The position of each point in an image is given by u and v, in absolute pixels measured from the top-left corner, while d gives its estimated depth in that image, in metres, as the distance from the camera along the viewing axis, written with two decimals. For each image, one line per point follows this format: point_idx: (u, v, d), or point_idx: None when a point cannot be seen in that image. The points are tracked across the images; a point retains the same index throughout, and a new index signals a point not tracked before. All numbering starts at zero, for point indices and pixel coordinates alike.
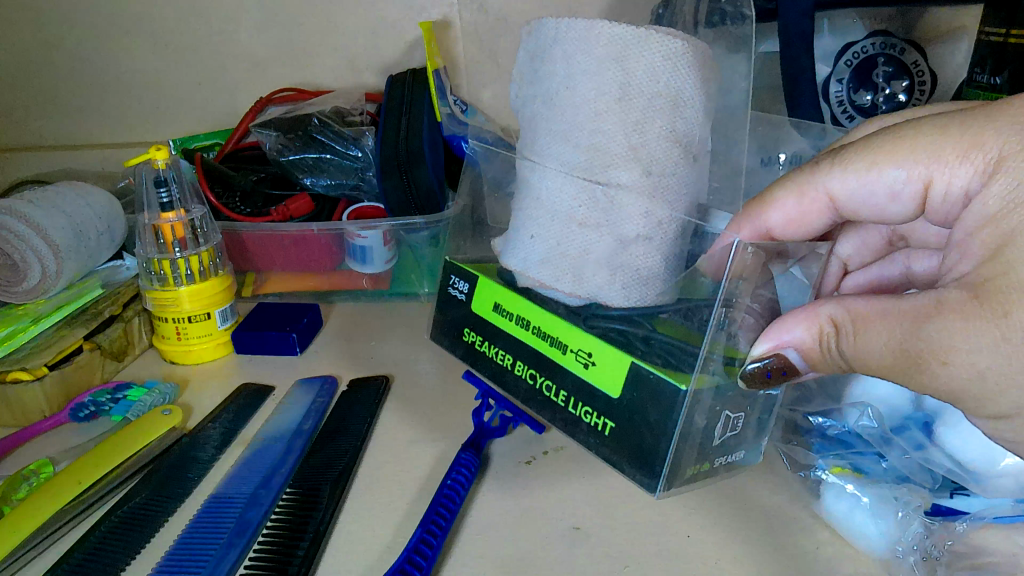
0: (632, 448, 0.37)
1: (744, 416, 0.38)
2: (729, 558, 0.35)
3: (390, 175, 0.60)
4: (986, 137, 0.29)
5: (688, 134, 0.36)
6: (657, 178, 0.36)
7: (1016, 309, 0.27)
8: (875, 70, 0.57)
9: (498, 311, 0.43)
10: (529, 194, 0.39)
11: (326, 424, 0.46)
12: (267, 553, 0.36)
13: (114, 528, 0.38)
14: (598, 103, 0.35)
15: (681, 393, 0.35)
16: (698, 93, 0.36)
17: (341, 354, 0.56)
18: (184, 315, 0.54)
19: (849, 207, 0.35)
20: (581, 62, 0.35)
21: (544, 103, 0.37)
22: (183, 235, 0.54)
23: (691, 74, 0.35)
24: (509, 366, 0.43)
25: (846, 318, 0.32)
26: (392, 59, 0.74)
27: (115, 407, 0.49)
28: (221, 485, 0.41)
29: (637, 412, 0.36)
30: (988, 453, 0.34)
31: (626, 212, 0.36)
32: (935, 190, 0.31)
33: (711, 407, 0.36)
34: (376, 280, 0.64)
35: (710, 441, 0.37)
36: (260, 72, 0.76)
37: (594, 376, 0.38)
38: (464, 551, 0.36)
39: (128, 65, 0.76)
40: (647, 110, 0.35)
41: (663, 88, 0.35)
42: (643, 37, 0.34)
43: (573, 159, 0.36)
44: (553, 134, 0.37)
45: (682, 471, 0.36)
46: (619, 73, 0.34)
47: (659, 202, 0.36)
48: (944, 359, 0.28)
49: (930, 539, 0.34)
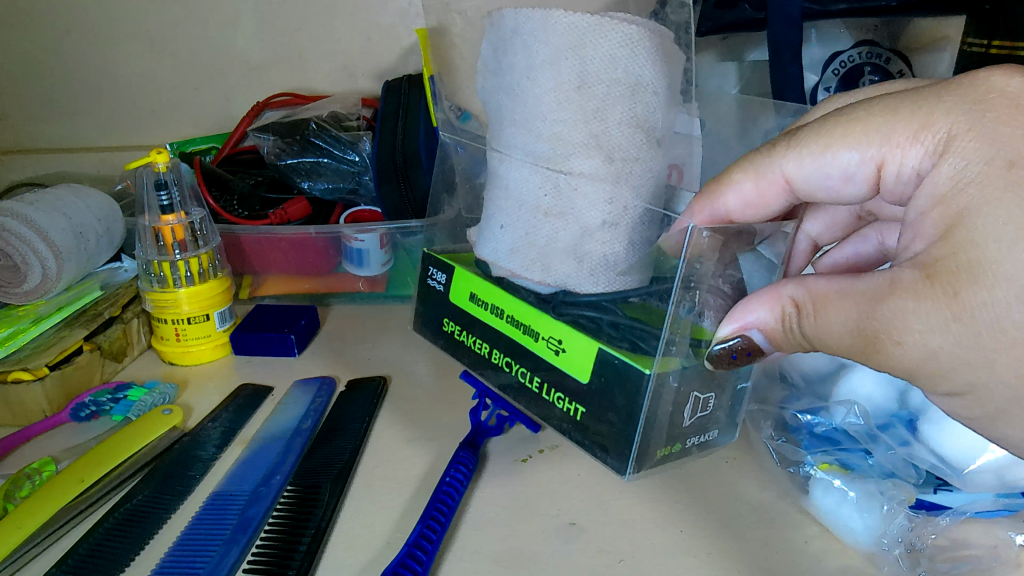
0: (604, 431, 0.38)
1: (715, 397, 0.39)
2: (719, 552, 0.36)
3: (388, 180, 0.62)
4: (936, 118, 0.29)
5: (650, 121, 0.37)
6: (620, 165, 0.37)
7: (965, 290, 0.27)
8: (861, 79, 0.59)
9: (474, 300, 0.45)
10: (500, 185, 0.41)
11: (325, 423, 0.47)
12: (269, 550, 0.36)
13: (117, 525, 0.39)
14: (557, 92, 0.36)
15: (647, 375, 0.36)
16: (658, 78, 0.37)
17: (339, 355, 0.57)
18: (183, 316, 0.54)
19: (806, 188, 0.34)
20: (539, 53, 0.36)
21: (508, 94, 0.38)
22: (183, 237, 0.55)
23: (648, 60, 0.36)
24: (487, 355, 0.45)
25: (806, 299, 0.32)
26: (388, 63, 0.76)
27: (115, 406, 0.49)
28: (222, 482, 0.42)
29: (607, 395, 0.38)
30: (969, 449, 0.36)
31: (590, 200, 0.37)
32: (888, 170, 0.31)
33: (680, 392, 0.37)
34: (372, 283, 0.64)
35: (680, 422, 0.38)
36: (256, 77, 0.77)
37: (566, 362, 0.40)
38: (462, 547, 0.37)
39: (125, 70, 0.76)
40: (606, 99, 0.36)
41: (621, 75, 0.35)
42: (597, 26, 0.35)
43: (536, 148, 0.37)
44: (517, 124, 0.38)
45: (651, 453, 0.38)
46: (576, 63, 0.35)
47: (623, 187, 0.37)
48: (898, 339, 0.29)
49: (914, 532, 0.35)
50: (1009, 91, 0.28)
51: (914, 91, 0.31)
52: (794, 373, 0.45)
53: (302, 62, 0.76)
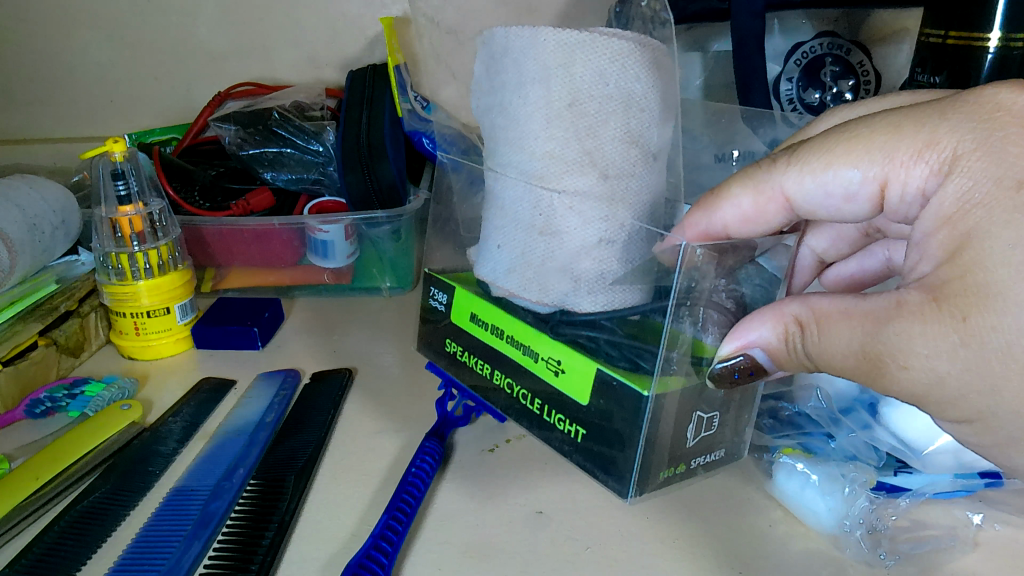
0: (604, 455, 0.38)
1: (721, 415, 0.38)
2: (685, 538, 0.36)
3: (352, 169, 0.60)
4: (941, 136, 0.29)
5: (642, 134, 0.37)
6: (614, 179, 0.37)
7: (973, 314, 0.27)
8: (822, 70, 0.59)
9: (476, 321, 0.44)
10: (495, 204, 0.41)
11: (288, 417, 0.46)
12: (232, 544, 0.36)
13: (74, 522, 0.38)
14: (551, 108, 0.36)
15: (647, 397, 0.36)
16: (649, 91, 0.37)
17: (302, 348, 0.56)
18: (143, 309, 0.53)
19: (806, 206, 0.34)
20: (530, 70, 0.36)
21: (500, 113, 0.38)
22: (142, 229, 0.54)
23: (639, 74, 0.36)
24: (488, 376, 0.44)
25: (809, 317, 0.32)
26: (353, 53, 0.75)
27: (72, 402, 0.48)
28: (183, 476, 0.41)
29: (606, 417, 0.37)
30: (926, 432, 0.36)
31: (585, 215, 0.37)
32: (891, 190, 0.31)
33: (681, 410, 0.37)
34: (338, 275, 0.64)
35: (682, 441, 0.38)
36: (218, 67, 0.75)
37: (565, 383, 0.39)
38: (429, 537, 0.37)
39: (82, 58, 0.74)
40: (599, 114, 0.36)
41: (612, 89, 0.36)
42: (589, 42, 0.35)
43: (527, 162, 0.38)
44: (509, 140, 0.38)
45: (654, 474, 0.37)
46: (567, 79, 0.35)
47: (618, 201, 0.37)
48: (904, 363, 0.29)
49: (876, 514, 0.36)
50: (1016, 109, 0.28)
51: (919, 107, 0.31)
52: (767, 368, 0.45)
53: (264, 51, 0.75)
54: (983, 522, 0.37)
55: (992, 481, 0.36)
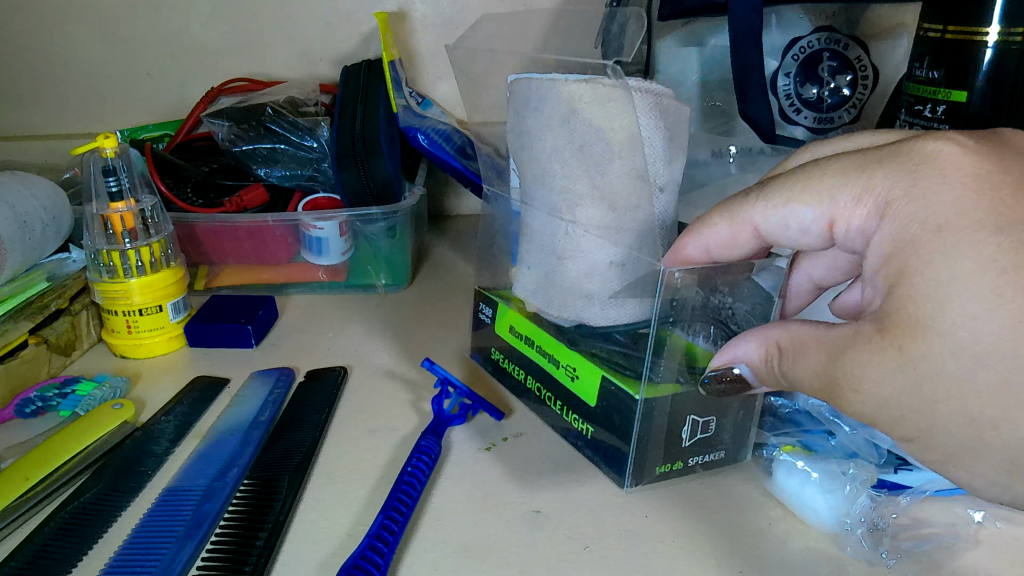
0: (609, 453, 0.40)
1: (718, 419, 0.39)
2: (685, 536, 0.36)
3: (347, 166, 0.60)
4: (875, 182, 0.30)
5: (651, 176, 0.37)
6: (620, 216, 0.38)
7: (908, 343, 0.27)
8: (819, 65, 0.60)
9: (514, 332, 0.46)
10: (525, 229, 0.43)
11: (283, 416, 0.46)
12: (225, 545, 0.35)
13: (65, 524, 0.37)
14: (563, 150, 0.38)
15: (638, 398, 0.37)
16: (658, 134, 0.37)
17: (297, 346, 0.55)
18: (135, 308, 0.53)
19: (772, 237, 0.34)
20: (542, 116, 0.38)
21: (522, 150, 0.40)
22: (133, 226, 0.53)
23: (646, 117, 0.36)
24: (521, 378, 0.46)
25: (785, 342, 0.33)
26: (347, 49, 0.74)
27: (62, 402, 0.47)
28: (176, 477, 0.41)
29: (610, 418, 0.39)
30: None
31: (595, 248, 0.38)
32: (838, 227, 0.31)
33: (675, 409, 0.38)
34: (333, 272, 0.63)
35: (678, 440, 0.39)
36: (211, 62, 0.74)
37: (578, 387, 0.41)
38: (426, 537, 0.36)
39: (73, 54, 0.73)
40: (603, 156, 0.37)
41: (616, 132, 0.36)
42: (595, 86, 0.36)
43: (547, 195, 0.39)
44: (533, 173, 0.40)
45: (650, 468, 0.39)
46: (571, 125, 0.37)
47: (624, 237, 0.38)
48: (856, 387, 0.29)
49: (877, 511, 0.35)
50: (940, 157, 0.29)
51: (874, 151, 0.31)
52: None
53: (258, 47, 0.74)
54: (984, 519, 0.36)
55: None
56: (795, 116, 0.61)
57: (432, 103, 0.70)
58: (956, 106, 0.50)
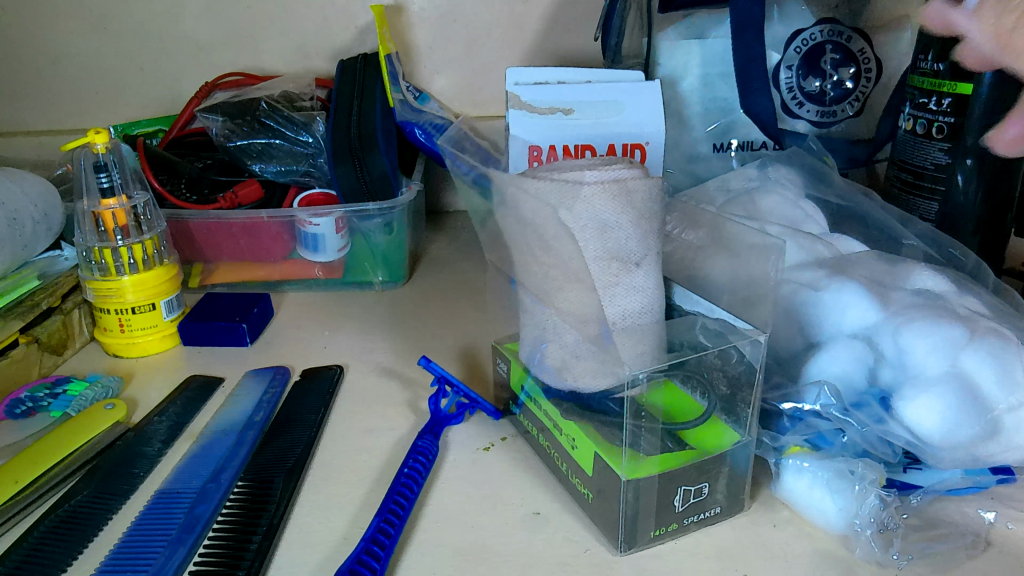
0: (603, 518, 0.35)
1: (710, 484, 0.35)
2: (688, 539, 0.35)
3: (343, 161, 0.58)
4: None
5: (623, 254, 0.35)
6: (598, 306, 0.35)
7: None
8: (823, 57, 0.58)
9: (526, 393, 0.41)
10: (517, 304, 0.40)
11: (278, 416, 0.45)
12: (219, 548, 0.35)
13: (55, 528, 0.37)
14: (538, 245, 0.36)
15: (623, 479, 0.33)
16: (624, 218, 0.34)
17: (292, 344, 0.55)
18: (128, 305, 0.52)
19: None
20: (518, 204, 0.36)
21: (509, 233, 0.38)
22: (126, 223, 0.52)
23: (607, 207, 0.33)
24: (527, 427, 0.42)
25: None
26: (342, 43, 0.73)
27: (54, 403, 0.46)
28: (168, 479, 0.40)
29: (604, 488, 0.35)
30: (944, 426, 0.34)
31: (576, 339, 0.36)
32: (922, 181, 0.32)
33: (663, 481, 0.34)
34: (329, 269, 0.62)
35: (669, 507, 0.35)
36: (205, 57, 0.73)
37: (575, 452, 0.37)
38: (423, 540, 0.35)
39: (64, 49, 0.72)
40: (571, 249, 0.34)
41: (589, 220, 0.34)
42: (554, 185, 0.33)
43: (532, 284, 0.37)
44: (524, 284, 0.38)
45: (643, 532, 0.34)
46: (543, 213, 0.34)
47: (606, 327, 0.35)
48: None
49: (887, 513, 0.34)
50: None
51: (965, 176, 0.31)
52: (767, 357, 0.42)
53: (253, 41, 0.73)
54: (995, 519, 0.35)
55: (1003, 478, 0.36)
56: (798, 110, 0.60)
57: (430, 97, 0.70)
58: (962, 98, 0.49)
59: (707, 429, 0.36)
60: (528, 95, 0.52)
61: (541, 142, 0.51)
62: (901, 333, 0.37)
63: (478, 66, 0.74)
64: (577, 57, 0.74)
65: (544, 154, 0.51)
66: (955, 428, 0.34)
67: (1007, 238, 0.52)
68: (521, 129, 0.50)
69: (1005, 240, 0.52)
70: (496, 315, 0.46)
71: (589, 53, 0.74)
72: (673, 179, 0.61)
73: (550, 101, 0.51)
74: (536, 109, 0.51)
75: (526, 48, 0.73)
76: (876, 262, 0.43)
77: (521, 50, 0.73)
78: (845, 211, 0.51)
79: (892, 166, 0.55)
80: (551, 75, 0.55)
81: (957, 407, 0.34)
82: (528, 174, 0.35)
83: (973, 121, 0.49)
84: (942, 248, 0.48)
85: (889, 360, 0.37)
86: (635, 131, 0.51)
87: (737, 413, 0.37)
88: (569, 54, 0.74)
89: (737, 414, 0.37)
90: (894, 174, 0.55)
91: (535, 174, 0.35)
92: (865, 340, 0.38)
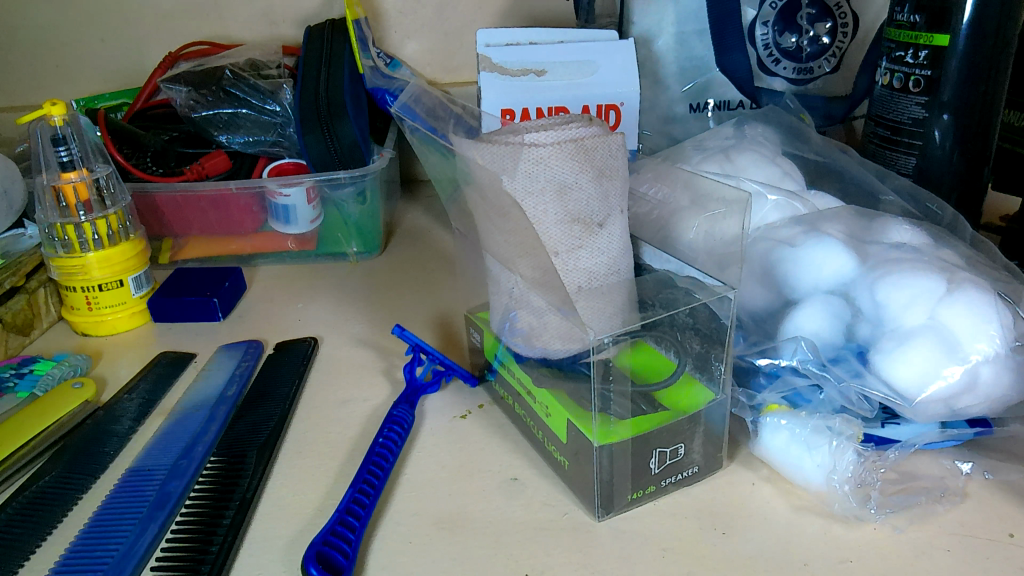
0: (579, 483, 0.35)
1: (684, 445, 0.35)
2: (666, 499, 0.35)
3: (312, 130, 0.57)
4: None
5: (585, 216, 0.34)
6: (563, 269, 0.35)
7: None
8: (799, 12, 0.57)
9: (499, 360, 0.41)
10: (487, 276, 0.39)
11: (250, 390, 0.44)
12: (190, 524, 0.34)
13: (23, 509, 0.36)
14: (499, 211, 0.35)
15: (595, 444, 0.33)
16: (584, 178, 0.33)
17: (263, 318, 0.54)
18: (94, 283, 0.51)
19: None
20: (477, 171, 0.35)
21: (473, 202, 0.37)
22: (87, 197, 0.50)
23: (565, 167, 0.33)
24: (501, 394, 0.41)
25: None
26: (310, 9, 0.72)
27: (20, 382, 0.45)
28: (139, 457, 0.39)
29: (579, 454, 0.34)
30: (921, 379, 0.34)
31: (542, 305, 0.36)
32: None
33: (636, 444, 0.34)
34: (302, 241, 0.61)
35: (645, 469, 0.34)
36: (168, 26, 0.71)
37: (549, 419, 0.36)
38: (398, 509, 0.35)
39: (22, 21, 0.70)
40: (530, 213, 0.34)
41: (545, 184, 0.33)
42: (510, 147, 0.33)
43: (496, 252, 0.37)
44: (489, 250, 0.38)
45: (619, 496, 0.34)
46: (502, 180, 0.33)
47: (572, 290, 0.35)
48: None
49: (865, 469, 0.34)
50: None
51: None
52: (744, 316, 0.41)
53: (217, 8, 0.71)
54: (972, 471, 0.35)
55: (982, 430, 0.36)
56: (774, 67, 0.59)
57: (401, 64, 0.68)
58: (939, 50, 0.48)
59: (679, 389, 0.36)
60: (500, 56, 0.50)
61: (513, 104, 0.49)
62: (879, 288, 0.37)
63: (450, 28, 0.72)
64: (550, 17, 0.72)
65: (517, 116, 0.49)
66: (937, 381, 0.34)
67: (984, 192, 0.52)
68: (492, 92, 0.49)
69: (982, 194, 0.52)
70: (468, 280, 0.45)
71: (563, 13, 0.72)
72: (650, 142, 0.60)
73: (521, 61, 0.50)
74: (507, 71, 0.50)
75: (497, 10, 0.72)
76: (852, 216, 0.43)
77: (492, 13, 0.72)
78: (822, 169, 0.50)
79: (868, 122, 0.54)
80: (522, 36, 0.54)
81: (934, 360, 0.34)
82: (484, 137, 0.34)
83: (950, 75, 0.48)
84: (919, 202, 0.48)
85: (866, 315, 0.37)
86: (609, 91, 0.50)
87: (711, 371, 0.37)
88: (541, 15, 0.72)
89: (710, 372, 0.37)
90: (871, 131, 0.54)
91: (490, 137, 0.34)
92: (842, 295, 0.38)
